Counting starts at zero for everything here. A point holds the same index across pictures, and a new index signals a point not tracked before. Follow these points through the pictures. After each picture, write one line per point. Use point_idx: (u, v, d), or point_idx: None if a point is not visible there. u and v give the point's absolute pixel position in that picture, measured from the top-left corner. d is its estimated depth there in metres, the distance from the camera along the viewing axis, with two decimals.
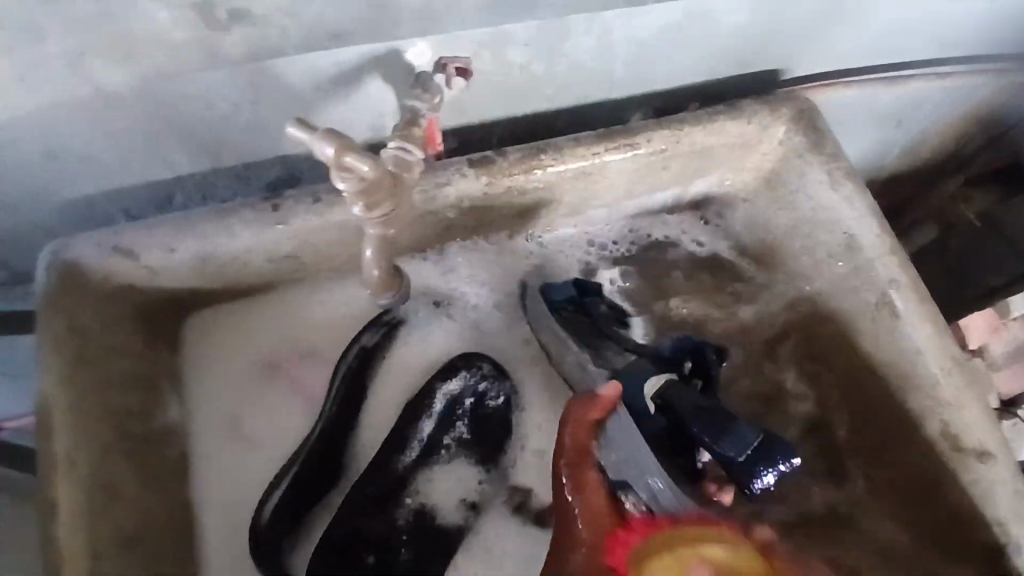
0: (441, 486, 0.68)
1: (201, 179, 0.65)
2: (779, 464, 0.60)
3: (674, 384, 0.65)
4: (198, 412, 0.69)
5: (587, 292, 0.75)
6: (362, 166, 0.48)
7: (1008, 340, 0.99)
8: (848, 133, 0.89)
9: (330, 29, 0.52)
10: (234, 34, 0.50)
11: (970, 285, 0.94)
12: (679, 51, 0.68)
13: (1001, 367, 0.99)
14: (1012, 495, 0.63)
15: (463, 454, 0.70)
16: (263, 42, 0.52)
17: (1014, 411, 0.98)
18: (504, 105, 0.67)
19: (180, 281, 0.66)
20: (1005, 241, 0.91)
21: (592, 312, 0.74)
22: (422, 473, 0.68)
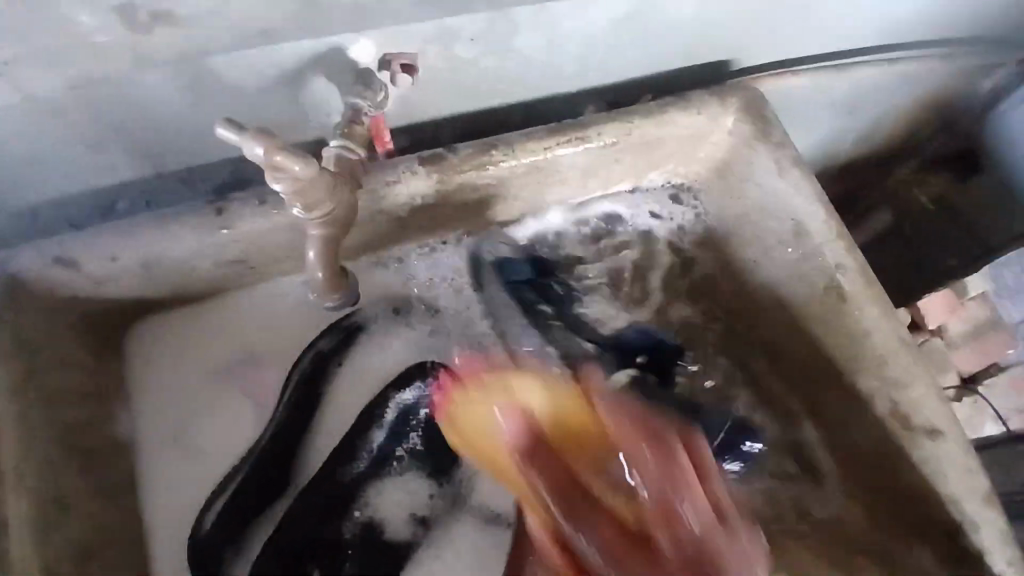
0: (390, 498, 0.68)
1: (144, 184, 0.63)
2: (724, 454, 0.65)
3: (637, 384, 0.70)
4: (148, 421, 0.68)
5: (547, 275, 0.78)
6: (295, 166, 0.47)
7: (966, 319, 1.02)
8: (799, 120, 0.90)
9: (261, 25, 0.50)
10: (160, 34, 0.49)
11: (929, 270, 0.99)
12: (628, 42, 0.68)
13: (960, 346, 1.03)
14: (959, 472, 0.65)
15: (414, 465, 0.70)
16: (192, 42, 0.50)
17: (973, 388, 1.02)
18: (453, 101, 0.67)
19: (125, 290, 0.64)
20: (963, 227, 0.96)
21: (550, 297, 0.76)
22: (373, 485, 0.68)
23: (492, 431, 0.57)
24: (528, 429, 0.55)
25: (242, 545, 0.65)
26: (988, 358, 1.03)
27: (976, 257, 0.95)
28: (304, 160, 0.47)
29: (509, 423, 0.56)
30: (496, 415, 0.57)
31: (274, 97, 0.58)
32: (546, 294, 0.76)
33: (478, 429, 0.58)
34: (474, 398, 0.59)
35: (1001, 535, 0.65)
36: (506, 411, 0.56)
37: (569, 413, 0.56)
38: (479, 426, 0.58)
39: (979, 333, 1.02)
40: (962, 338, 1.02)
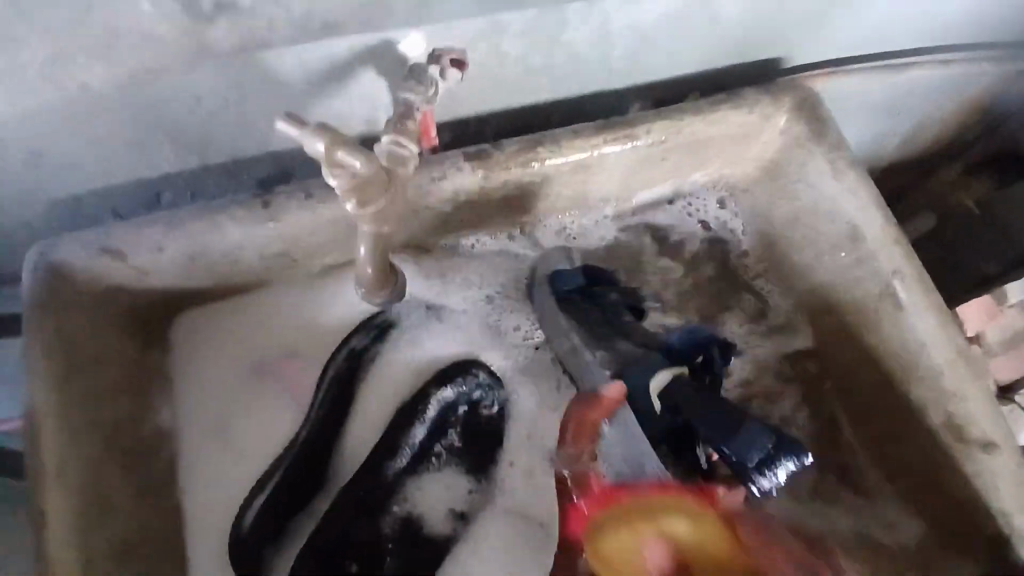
0: (429, 494, 0.67)
1: (190, 176, 0.63)
2: (785, 464, 0.57)
3: (681, 375, 0.63)
4: (185, 415, 0.68)
5: (599, 281, 0.72)
6: (355, 161, 0.47)
7: (1004, 325, 0.94)
8: (850, 122, 0.88)
9: (321, 18, 0.50)
10: (218, 26, 0.48)
11: (966, 271, 0.93)
12: (680, 39, 0.66)
13: (997, 353, 0.94)
14: (1016, 486, 0.63)
15: (453, 461, 0.68)
16: (251, 37, 0.49)
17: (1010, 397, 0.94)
18: (500, 96, 0.65)
19: (169, 281, 0.64)
20: (1001, 230, 0.90)
21: (603, 302, 0.70)
22: (412, 482, 0.67)
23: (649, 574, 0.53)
24: (676, 558, 0.53)
25: (282, 539, 0.63)
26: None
27: (1011, 265, 0.89)
28: (362, 154, 0.47)
29: (660, 557, 0.53)
30: (645, 562, 0.53)
31: (324, 91, 0.58)
32: (597, 299, 0.70)
33: (622, 566, 0.54)
34: (616, 526, 0.54)
35: None
36: (655, 549, 0.53)
37: (704, 548, 0.53)
38: (638, 567, 0.53)
39: (1019, 340, 0.95)
40: (1001, 347, 0.94)
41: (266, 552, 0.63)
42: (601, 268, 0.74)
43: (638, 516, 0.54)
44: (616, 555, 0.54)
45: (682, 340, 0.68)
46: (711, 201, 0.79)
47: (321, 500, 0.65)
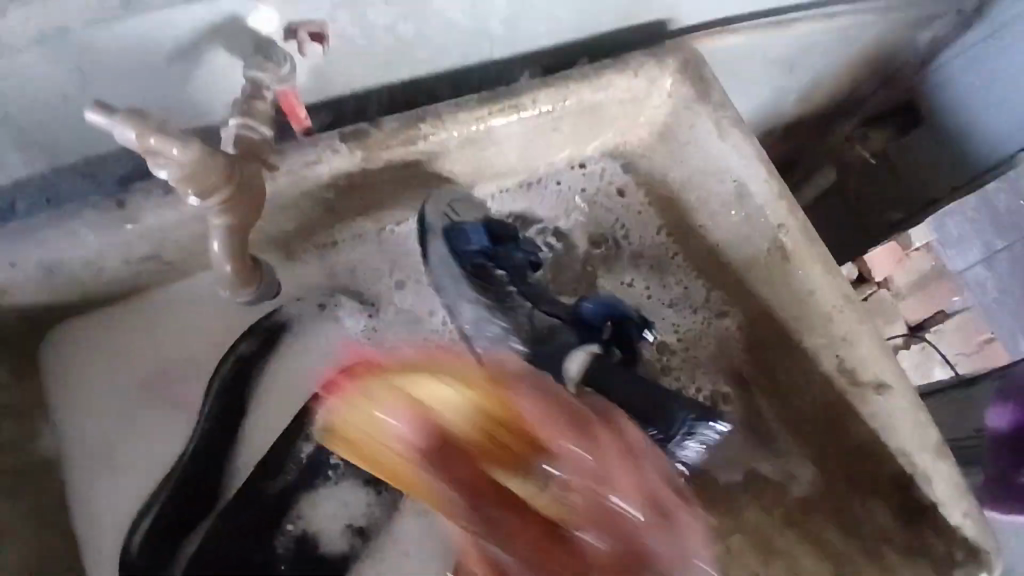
0: (324, 510, 0.66)
1: (41, 180, 0.58)
2: (704, 430, 0.60)
3: (592, 360, 0.63)
4: (69, 439, 0.63)
5: (498, 237, 0.71)
6: (172, 149, 0.42)
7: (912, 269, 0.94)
8: (740, 81, 0.88)
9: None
10: (12, 15, 0.43)
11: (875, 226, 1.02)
12: (557, 4, 0.64)
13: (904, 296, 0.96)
14: (911, 425, 0.65)
15: (351, 473, 0.67)
16: (50, 20, 0.45)
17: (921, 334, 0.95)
18: (372, 73, 0.62)
19: (29, 297, 0.59)
20: (901, 176, 0.98)
21: (509, 265, 0.71)
22: (304, 497, 0.66)
23: (387, 442, 0.54)
24: (426, 437, 0.53)
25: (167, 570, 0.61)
26: (936, 306, 0.94)
27: (909, 210, 0.98)
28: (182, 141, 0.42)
29: (397, 421, 0.53)
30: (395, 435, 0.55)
31: (171, 76, 0.53)
32: (502, 261, 0.70)
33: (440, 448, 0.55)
34: (370, 387, 0.52)
35: (956, 487, 0.64)
36: (394, 414, 0.53)
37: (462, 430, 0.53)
38: (382, 448, 0.54)
39: (926, 285, 0.94)
40: (907, 290, 0.95)
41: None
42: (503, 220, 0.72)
43: (399, 379, 0.53)
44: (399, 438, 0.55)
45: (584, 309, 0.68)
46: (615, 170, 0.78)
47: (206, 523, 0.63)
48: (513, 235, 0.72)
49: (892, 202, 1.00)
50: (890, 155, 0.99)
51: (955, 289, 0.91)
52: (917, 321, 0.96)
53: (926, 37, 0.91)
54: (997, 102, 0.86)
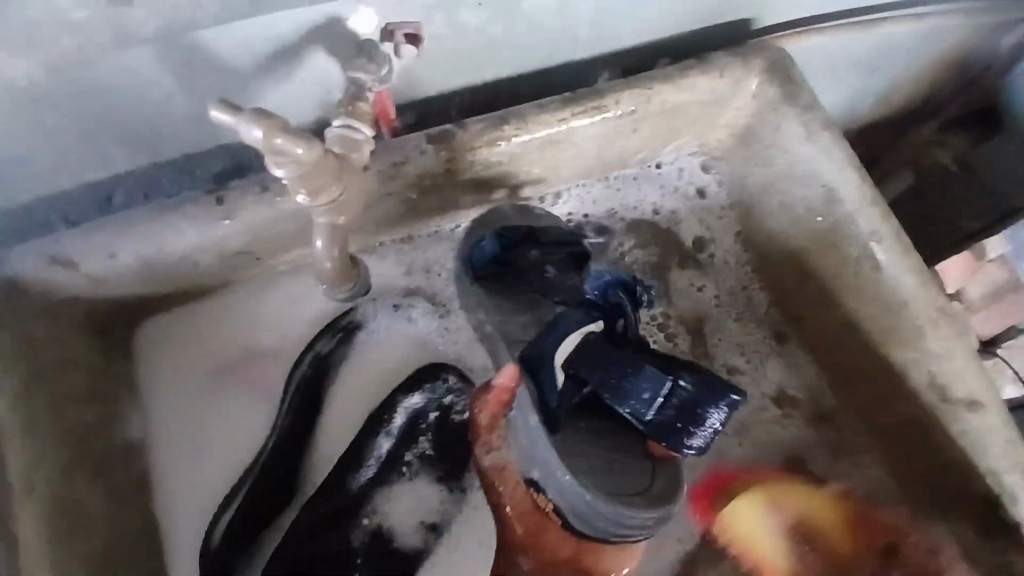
0: (399, 504, 0.67)
1: (140, 174, 0.60)
2: (714, 411, 0.58)
3: (592, 338, 0.60)
4: (156, 425, 0.66)
5: (514, 239, 0.66)
6: (297, 149, 0.43)
7: (986, 281, 0.97)
8: (818, 86, 0.87)
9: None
10: (135, 8, 0.44)
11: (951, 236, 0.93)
12: (644, 4, 0.63)
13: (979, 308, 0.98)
14: (1004, 443, 0.63)
15: (425, 469, 0.68)
16: (175, 19, 0.45)
17: (994, 349, 0.99)
18: (458, 74, 0.63)
19: (127, 287, 0.62)
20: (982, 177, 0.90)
21: (523, 266, 0.65)
22: (380, 491, 0.66)
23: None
24: None
25: (250, 558, 0.63)
26: (1009, 319, 0.98)
27: (996, 216, 0.88)
28: (306, 142, 0.43)
29: None
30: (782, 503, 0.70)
31: (268, 75, 0.55)
32: (515, 265, 0.65)
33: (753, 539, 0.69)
34: None
35: None
36: None
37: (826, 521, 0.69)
38: None
39: (1002, 294, 0.96)
40: (982, 302, 0.98)
41: (237, 567, 0.62)
42: (517, 220, 0.67)
43: None
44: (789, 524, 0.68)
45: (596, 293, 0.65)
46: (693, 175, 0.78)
47: (289, 513, 0.65)
48: (529, 233, 0.66)
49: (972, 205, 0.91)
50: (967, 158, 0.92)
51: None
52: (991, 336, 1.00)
53: (1010, 39, 0.87)
54: None
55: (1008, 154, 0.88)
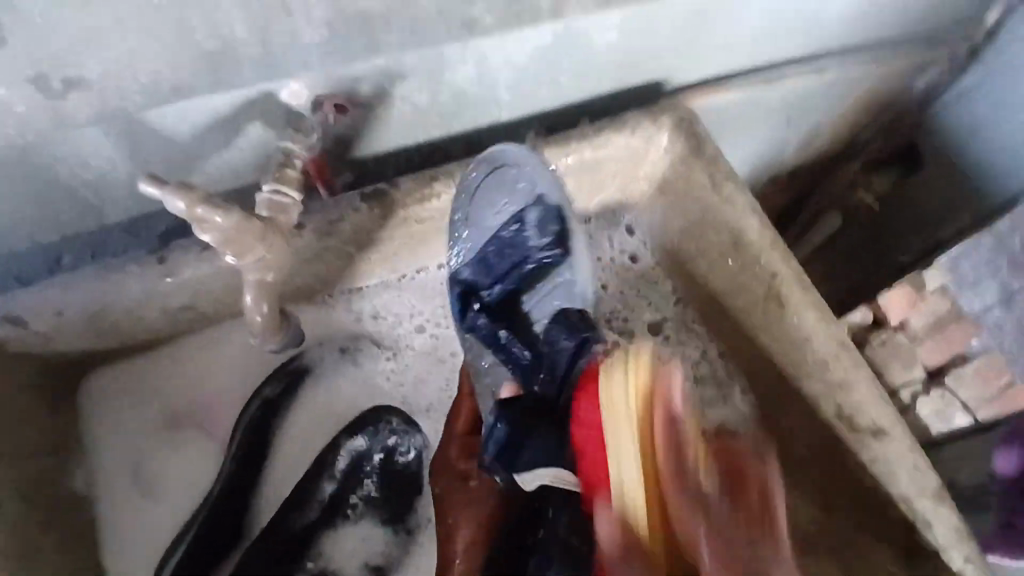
0: (343, 547, 0.71)
1: (89, 236, 0.64)
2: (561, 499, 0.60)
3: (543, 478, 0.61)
4: (103, 479, 0.69)
5: (509, 273, 0.73)
6: (216, 218, 0.48)
7: (928, 313, 0.91)
8: (736, 140, 0.94)
9: (169, 85, 0.49)
10: (72, 100, 0.47)
11: (884, 264, 1.04)
12: (559, 70, 0.69)
13: (922, 339, 0.93)
14: (911, 471, 0.66)
15: (369, 512, 0.72)
16: (108, 106, 0.48)
17: (940, 379, 0.94)
18: (394, 137, 0.68)
19: (74, 341, 0.65)
20: (902, 216, 1.00)
21: (505, 304, 0.73)
22: (325, 533, 0.71)
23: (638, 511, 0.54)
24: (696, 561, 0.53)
25: None
26: (955, 349, 0.91)
27: (918, 255, 0.99)
28: (223, 210, 0.48)
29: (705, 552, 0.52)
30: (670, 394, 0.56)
31: (211, 145, 0.59)
32: (503, 307, 0.73)
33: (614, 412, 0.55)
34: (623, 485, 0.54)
35: (959, 532, 0.66)
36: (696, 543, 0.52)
37: (645, 390, 0.55)
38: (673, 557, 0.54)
39: (943, 327, 0.91)
40: (925, 333, 0.93)
41: None
42: (506, 228, 0.72)
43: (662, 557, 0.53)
44: (662, 394, 0.55)
45: (569, 343, 0.65)
46: (619, 239, 0.85)
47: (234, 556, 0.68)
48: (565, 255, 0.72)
49: (904, 249, 1.01)
50: (892, 195, 1.02)
51: (973, 332, 0.88)
52: (934, 365, 0.94)
53: (924, 81, 0.96)
54: (984, 114, 0.89)
55: (939, 188, 0.96)
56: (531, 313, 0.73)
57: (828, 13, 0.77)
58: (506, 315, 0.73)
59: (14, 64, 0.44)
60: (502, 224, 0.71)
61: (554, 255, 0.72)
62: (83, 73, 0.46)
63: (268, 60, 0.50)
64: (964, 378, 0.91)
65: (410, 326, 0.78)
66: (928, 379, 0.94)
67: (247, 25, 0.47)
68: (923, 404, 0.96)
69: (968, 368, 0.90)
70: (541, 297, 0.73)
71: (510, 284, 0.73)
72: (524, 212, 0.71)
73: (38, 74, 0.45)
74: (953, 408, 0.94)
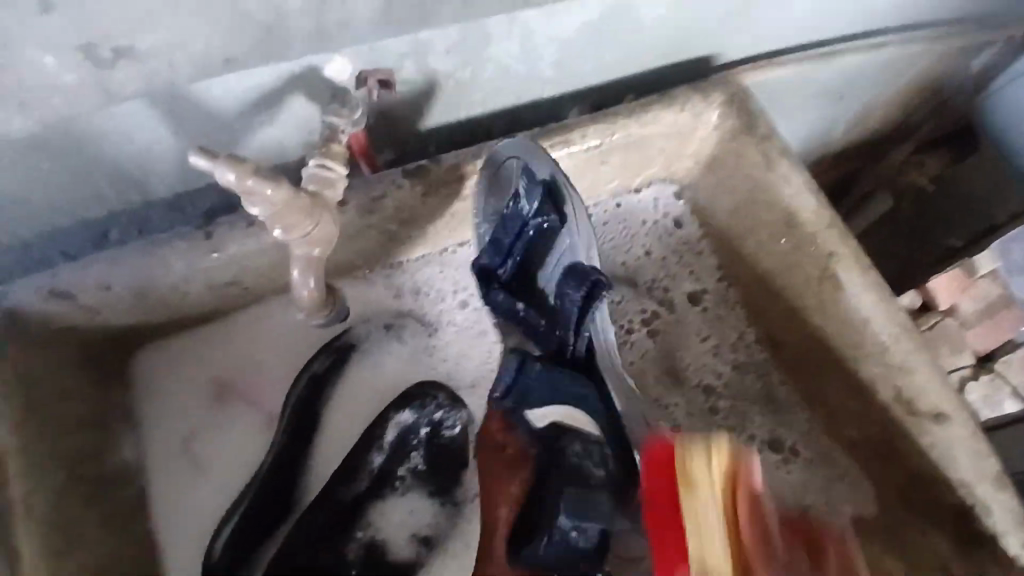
0: (391, 519, 0.69)
1: (134, 211, 0.64)
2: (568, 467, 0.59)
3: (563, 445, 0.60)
4: (149, 452, 0.69)
5: (521, 242, 0.67)
6: (267, 190, 0.47)
7: (979, 297, 0.90)
8: (785, 118, 0.91)
9: (221, 54, 0.49)
10: (121, 71, 0.47)
11: (933, 245, 1.00)
12: (607, 45, 0.67)
13: (971, 325, 0.92)
14: (971, 455, 0.64)
15: (417, 485, 0.71)
16: (157, 77, 0.48)
17: (989, 366, 0.93)
18: (437, 114, 0.67)
19: (122, 315, 0.65)
20: (952, 197, 0.98)
21: (522, 279, 0.68)
22: (374, 504, 0.69)
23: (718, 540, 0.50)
24: None
25: (251, 560, 0.65)
26: (1003, 336, 0.91)
27: (969, 236, 0.96)
28: (273, 182, 0.47)
29: None
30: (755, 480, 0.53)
31: (254, 119, 0.59)
32: (520, 283, 0.68)
33: (686, 468, 0.51)
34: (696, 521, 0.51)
35: (1017, 518, 0.63)
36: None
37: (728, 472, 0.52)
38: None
39: (995, 311, 0.90)
40: (975, 319, 0.92)
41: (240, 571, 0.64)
42: (508, 192, 0.66)
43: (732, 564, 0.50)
44: (746, 468, 0.53)
45: (577, 296, 0.62)
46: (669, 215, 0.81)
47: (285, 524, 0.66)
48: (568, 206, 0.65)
49: (955, 231, 0.98)
50: (943, 176, 1.00)
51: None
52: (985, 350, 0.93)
53: (979, 61, 0.90)
54: None
55: (984, 171, 0.95)
56: (548, 281, 0.67)
57: None
58: (527, 291, 0.67)
59: (58, 34, 0.43)
60: (507, 186, 0.67)
61: (555, 218, 0.65)
62: (133, 45, 0.46)
63: (321, 33, 0.50)
64: (1014, 365, 0.92)
65: (452, 301, 0.78)
66: (977, 367, 0.93)
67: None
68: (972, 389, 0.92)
69: (1018, 354, 0.91)
70: (552, 262, 0.66)
71: (520, 256, 0.67)
72: (527, 172, 0.65)
73: (87, 44, 0.44)
74: (1002, 393, 0.93)
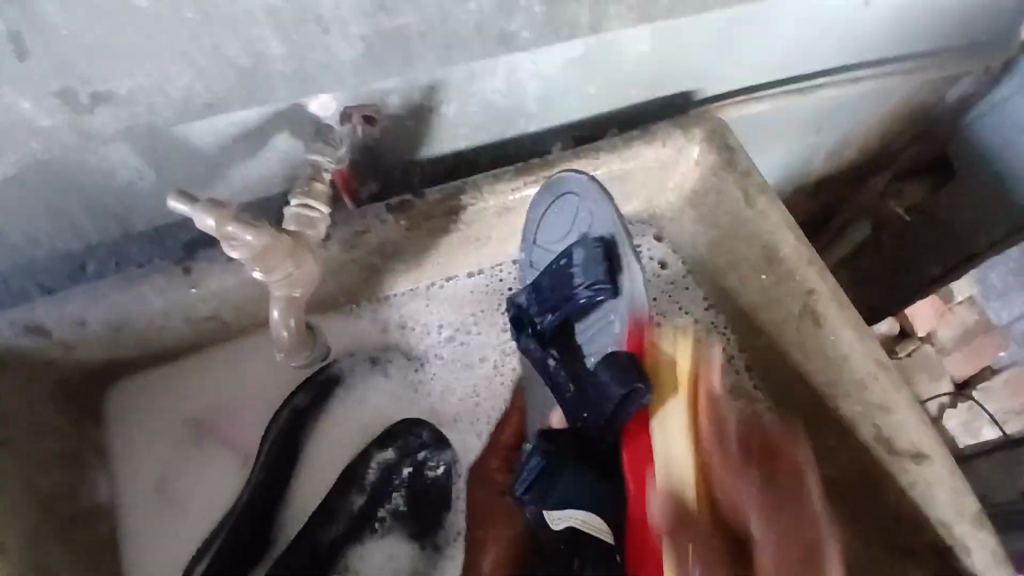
0: (372, 561, 0.71)
1: (112, 244, 0.63)
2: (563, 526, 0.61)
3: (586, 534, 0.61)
4: (123, 490, 0.69)
5: (559, 300, 0.63)
6: (247, 236, 0.47)
7: (956, 324, 0.87)
8: (764, 150, 0.93)
9: (202, 99, 0.49)
10: (99, 114, 0.47)
11: (915, 272, 1.01)
12: (587, 81, 0.67)
13: (950, 351, 0.89)
14: (949, 493, 0.64)
15: (397, 526, 0.72)
16: (133, 120, 0.49)
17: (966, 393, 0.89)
18: (420, 147, 0.67)
19: (96, 350, 0.64)
20: (935, 224, 0.97)
21: (554, 338, 0.66)
22: (353, 544, 0.71)
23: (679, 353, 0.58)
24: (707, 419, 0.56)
25: None
26: (981, 362, 0.87)
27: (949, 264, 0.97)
28: (252, 227, 0.47)
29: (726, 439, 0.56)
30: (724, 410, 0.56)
31: (236, 154, 0.58)
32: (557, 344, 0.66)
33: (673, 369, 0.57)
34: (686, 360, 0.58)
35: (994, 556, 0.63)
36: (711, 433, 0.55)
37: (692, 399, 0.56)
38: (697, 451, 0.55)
39: (971, 338, 0.87)
40: (954, 345, 0.89)
41: None
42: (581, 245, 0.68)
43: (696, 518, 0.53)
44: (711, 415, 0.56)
45: (619, 392, 0.56)
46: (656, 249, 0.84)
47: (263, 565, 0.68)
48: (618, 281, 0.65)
49: (932, 259, 0.98)
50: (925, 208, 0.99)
51: (1001, 345, 0.84)
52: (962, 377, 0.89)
53: (954, 93, 0.92)
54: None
55: (962, 208, 0.94)
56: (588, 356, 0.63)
57: (865, 24, 0.74)
58: (559, 345, 0.65)
59: (38, 75, 0.44)
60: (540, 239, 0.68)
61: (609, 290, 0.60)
62: (112, 88, 0.46)
63: (300, 76, 0.50)
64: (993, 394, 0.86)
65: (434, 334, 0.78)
66: (955, 394, 0.89)
67: (282, 41, 0.47)
68: (951, 416, 0.89)
69: (996, 381, 0.86)
70: (592, 332, 0.63)
71: (559, 314, 0.64)
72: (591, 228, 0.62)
73: (64, 89, 0.45)
74: (980, 421, 0.89)
